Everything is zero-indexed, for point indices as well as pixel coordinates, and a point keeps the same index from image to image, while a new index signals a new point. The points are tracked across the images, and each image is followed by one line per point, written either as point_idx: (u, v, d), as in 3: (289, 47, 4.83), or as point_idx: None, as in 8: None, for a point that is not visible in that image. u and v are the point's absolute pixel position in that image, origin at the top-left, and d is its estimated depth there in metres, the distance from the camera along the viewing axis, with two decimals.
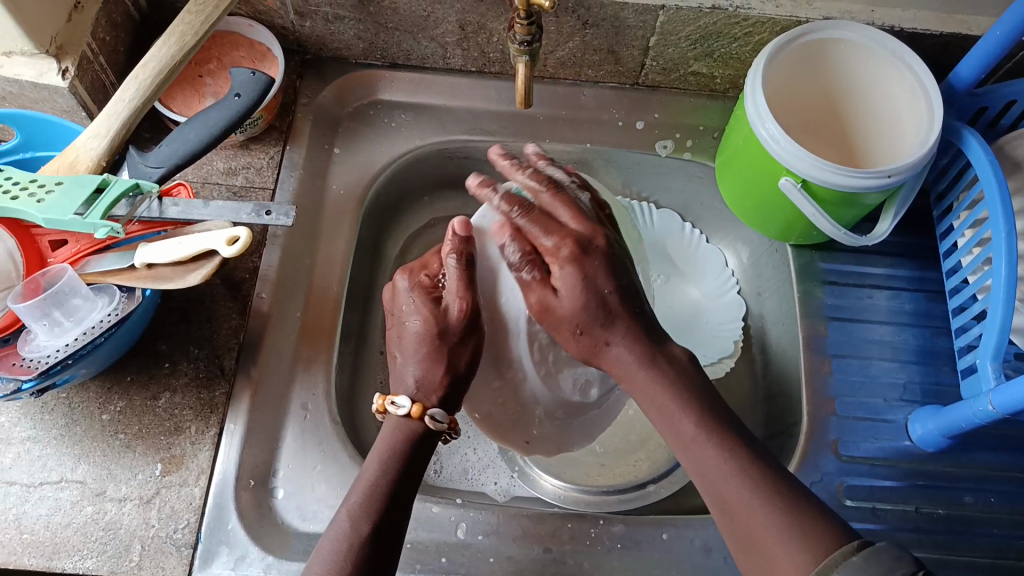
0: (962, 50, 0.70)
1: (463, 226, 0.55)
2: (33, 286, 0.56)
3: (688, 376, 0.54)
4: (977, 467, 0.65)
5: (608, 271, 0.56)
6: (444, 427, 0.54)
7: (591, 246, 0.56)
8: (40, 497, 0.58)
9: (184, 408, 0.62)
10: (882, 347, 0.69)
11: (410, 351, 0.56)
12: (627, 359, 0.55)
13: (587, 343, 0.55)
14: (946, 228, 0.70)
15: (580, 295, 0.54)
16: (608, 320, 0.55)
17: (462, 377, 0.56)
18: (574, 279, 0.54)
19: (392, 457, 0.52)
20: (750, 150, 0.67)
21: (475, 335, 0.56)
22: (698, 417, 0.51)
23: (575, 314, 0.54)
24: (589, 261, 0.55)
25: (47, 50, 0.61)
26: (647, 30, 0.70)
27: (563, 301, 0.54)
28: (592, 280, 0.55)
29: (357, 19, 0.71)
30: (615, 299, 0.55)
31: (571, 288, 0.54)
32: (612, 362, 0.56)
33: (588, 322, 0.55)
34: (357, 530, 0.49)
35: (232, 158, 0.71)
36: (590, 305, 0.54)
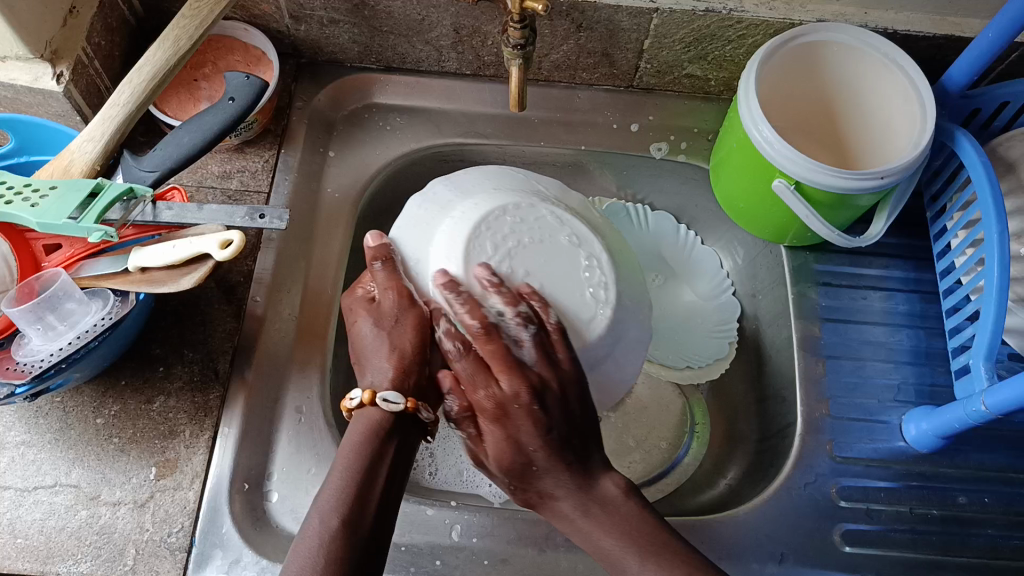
0: (955, 52, 0.70)
1: (375, 239, 0.58)
2: (27, 290, 0.56)
3: (622, 515, 0.51)
4: (971, 467, 0.66)
5: (549, 427, 0.51)
6: (400, 408, 0.51)
7: (547, 390, 0.52)
8: (34, 501, 0.58)
9: (178, 411, 0.62)
10: (877, 348, 0.69)
11: (365, 347, 0.55)
12: (574, 511, 0.51)
13: (535, 497, 0.52)
14: (939, 229, 0.71)
15: (506, 457, 0.51)
16: (534, 479, 0.52)
17: (412, 364, 0.54)
18: (500, 439, 0.51)
19: (356, 448, 0.50)
20: (743, 152, 0.67)
21: (415, 309, 0.55)
22: (617, 483, 0.52)
23: (502, 470, 0.52)
24: (515, 416, 0.51)
25: (42, 55, 0.62)
26: (641, 33, 0.70)
27: (489, 451, 0.52)
28: (518, 443, 0.51)
29: (352, 22, 0.72)
30: (558, 442, 0.51)
31: (498, 448, 0.51)
32: (556, 515, 0.52)
33: (515, 479, 0.52)
34: (328, 525, 0.46)
35: (227, 162, 0.72)
36: (515, 465, 0.51)
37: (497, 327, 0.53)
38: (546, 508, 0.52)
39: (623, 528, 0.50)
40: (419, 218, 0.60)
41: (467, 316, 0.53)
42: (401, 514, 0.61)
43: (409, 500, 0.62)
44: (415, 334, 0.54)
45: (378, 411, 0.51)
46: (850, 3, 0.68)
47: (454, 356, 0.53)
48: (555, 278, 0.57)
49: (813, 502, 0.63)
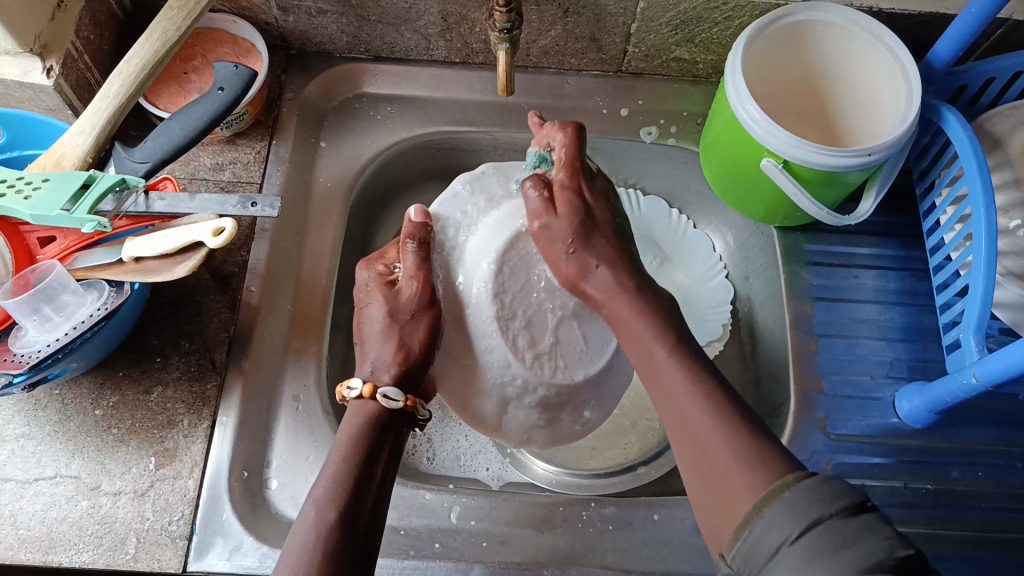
0: (940, 29, 0.71)
1: (420, 216, 0.58)
2: (22, 282, 0.56)
3: (661, 306, 0.55)
4: (963, 442, 0.66)
5: (609, 203, 0.60)
6: (399, 405, 0.53)
7: (581, 175, 0.59)
8: (34, 493, 0.58)
9: (176, 401, 0.62)
10: (869, 326, 0.69)
11: (371, 334, 0.56)
12: (610, 283, 0.55)
13: (577, 262, 0.56)
14: (928, 206, 0.71)
15: (574, 208, 0.57)
16: (592, 235, 0.57)
17: (418, 359, 0.55)
18: (571, 200, 0.58)
19: (353, 442, 0.51)
20: (731, 133, 0.68)
21: (432, 310, 0.55)
22: (669, 342, 0.51)
23: (567, 229, 0.56)
24: (602, 234, 0.58)
25: (31, 49, 0.62)
26: (628, 17, 0.71)
27: (562, 212, 0.57)
28: (586, 203, 0.58)
29: (340, 12, 0.72)
30: (615, 232, 0.59)
31: (566, 197, 0.57)
32: (594, 289, 0.56)
33: (580, 230, 0.57)
34: (322, 518, 0.47)
35: (219, 153, 0.72)
36: (581, 219, 0.57)
37: (578, 154, 0.60)
38: (585, 288, 0.56)
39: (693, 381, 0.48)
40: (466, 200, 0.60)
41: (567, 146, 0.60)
42: (400, 499, 0.62)
43: (409, 485, 0.63)
44: (427, 332, 0.55)
45: (377, 406, 0.52)
46: None
47: (535, 195, 0.57)
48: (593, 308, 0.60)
49: None
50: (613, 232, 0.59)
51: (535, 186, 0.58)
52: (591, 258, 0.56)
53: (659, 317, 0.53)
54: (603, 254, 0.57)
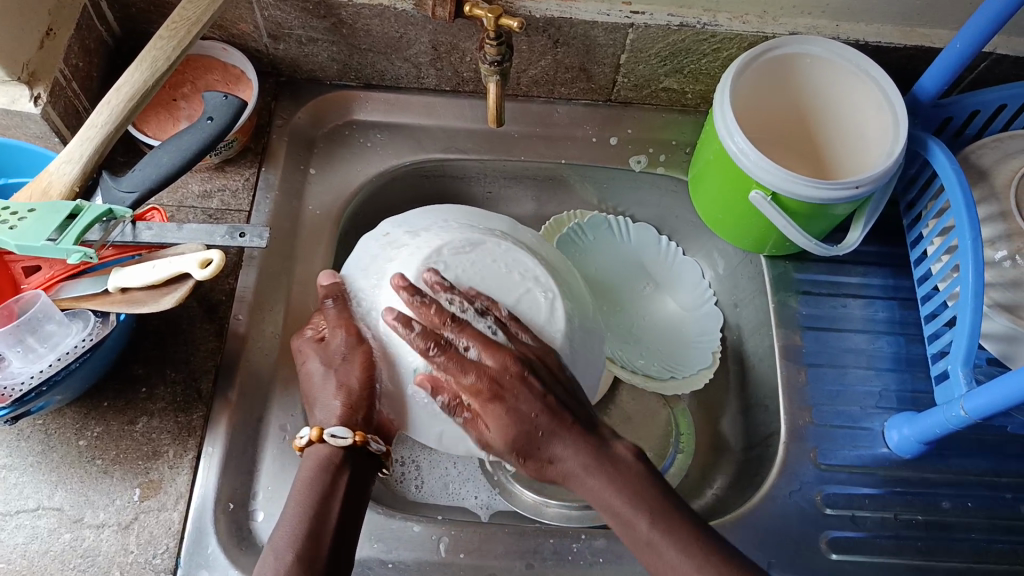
0: (926, 62, 0.72)
1: (330, 278, 0.59)
2: (6, 312, 0.55)
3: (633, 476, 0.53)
4: (953, 472, 0.66)
5: (549, 389, 0.54)
6: (347, 443, 0.52)
7: (508, 383, 0.53)
8: (16, 525, 0.57)
9: (162, 432, 0.61)
10: (857, 355, 0.70)
11: (316, 384, 0.56)
12: (582, 463, 0.53)
13: (535, 463, 0.54)
14: (915, 237, 0.71)
15: (512, 426, 0.53)
16: (542, 444, 0.53)
17: (363, 402, 0.55)
18: (501, 422, 0.53)
19: (303, 490, 0.51)
20: (720, 163, 0.68)
21: (363, 347, 0.56)
22: None
23: (509, 445, 0.53)
24: (510, 386, 0.53)
25: (19, 77, 0.62)
26: (617, 48, 0.71)
27: (494, 438, 0.54)
28: (519, 411, 0.53)
29: (330, 41, 0.72)
30: (555, 405, 0.54)
31: (499, 426, 0.53)
32: (559, 471, 0.54)
33: (524, 449, 0.53)
34: (281, 560, 0.48)
35: (208, 181, 0.72)
36: (520, 435, 0.53)
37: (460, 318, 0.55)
38: (557, 476, 0.54)
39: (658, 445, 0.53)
40: (365, 256, 0.61)
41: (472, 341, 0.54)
42: (387, 531, 0.61)
43: (396, 516, 0.62)
44: (363, 369, 0.55)
45: (326, 448, 0.53)
46: (821, 16, 0.69)
47: (441, 359, 0.53)
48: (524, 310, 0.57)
49: (798, 510, 0.64)
50: (508, 368, 0.53)
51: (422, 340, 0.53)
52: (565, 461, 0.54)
53: (628, 490, 0.52)
54: (495, 416, 0.53)
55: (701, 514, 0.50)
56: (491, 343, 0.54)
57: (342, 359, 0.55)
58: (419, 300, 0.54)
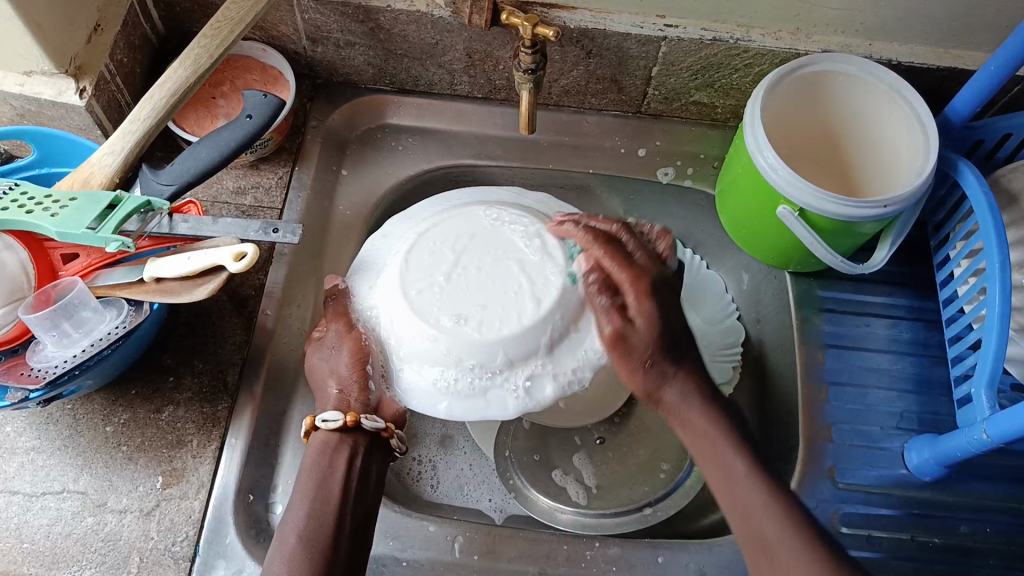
0: (959, 84, 0.72)
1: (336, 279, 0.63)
2: (43, 298, 0.57)
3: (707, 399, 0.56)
4: (972, 497, 0.65)
5: (671, 309, 0.57)
6: (339, 425, 0.56)
7: (635, 289, 0.57)
8: (41, 507, 0.58)
9: (186, 421, 0.62)
10: (879, 375, 0.69)
11: (319, 370, 0.60)
12: (687, 393, 0.56)
13: (654, 377, 0.56)
14: (942, 258, 0.71)
15: (653, 329, 0.56)
16: (674, 356, 0.56)
17: (356, 389, 0.59)
18: (651, 311, 0.56)
19: (308, 473, 0.56)
20: (748, 177, 0.68)
21: (353, 333, 0.60)
22: (702, 405, 0.55)
23: (648, 342, 0.55)
24: (635, 291, 0.57)
25: (65, 70, 0.64)
26: (650, 60, 0.72)
27: (641, 327, 0.56)
28: (659, 317, 0.56)
29: (367, 45, 0.74)
30: (641, 347, 0.56)
31: (644, 324, 0.56)
32: (669, 398, 0.56)
33: (652, 356, 0.55)
34: (288, 543, 0.52)
35: (242, 177, 0.73)
36: (652, 337, 0.56)
37: (611, 238, 0.60)
38: (662, 394, 0.56)
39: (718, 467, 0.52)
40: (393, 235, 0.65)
41: (603, 257, 0.58)
42: (403, 529, 0.62)
43: (412, 515, 0.62)
44: (352, 354, 0.59)
45: (322, 433, 0.57)
46: (855, 34, 0.69)
47: (595, 290, 0.58)
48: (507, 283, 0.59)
49: None
50: (643, 289, 0.57)
51: (595, 283, 0.58)
52: (659, 382, 0.56)
53: (721, 434, 0.54)
54: (648, 310, 0.56)
55: (742, 498, 0.52)
56: (620, 263, 0.58)
57: (337, 345, 0.60)
58: (582, 230, 0.60)
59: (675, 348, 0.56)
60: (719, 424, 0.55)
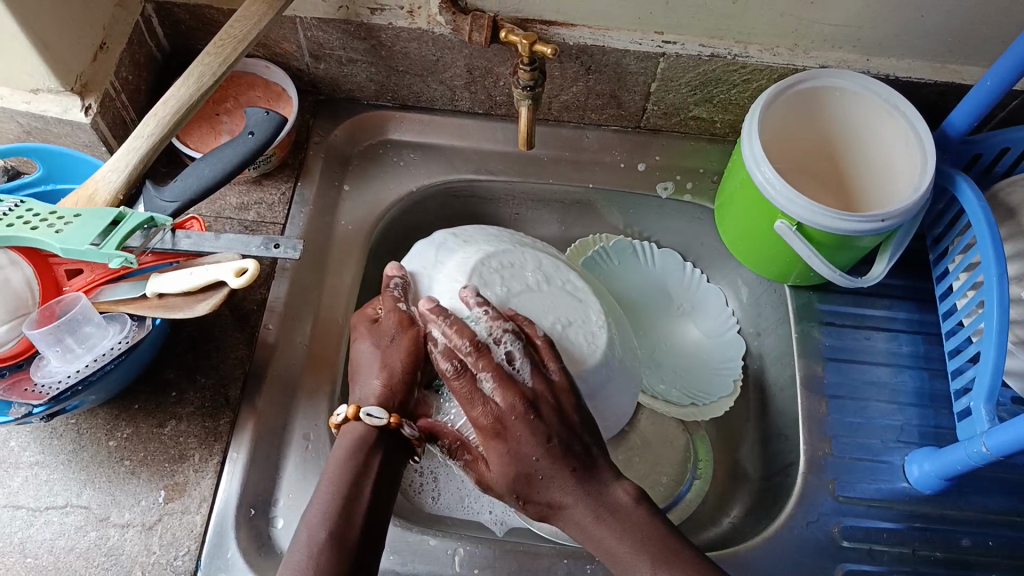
0: (957, 98, 0.72)
1: (396, 270, 0.62)
2: (48, 313, 0.57)
3: (637, 527, 0.52)
4: (975, 511, 0.65)
5: (558, 425, 0.54)
6: (382, 423, 0.54)
7: (540, 403, 0.54)
8: (44, 521, 0.59)
9: (189, 436, 0.63)
10: (879, 389, 0.69)
11: (365, 368, 0.58)
12: (585, 520, 0.53)
13: (529, 507, 0.54)
14: (942, 272, 0.71)
15: (529, 429, 0.52)
16: (540, 485, 0.53)
17: (398, 384, 0.57)
18: (502, 453, 0.52)
19: (343, 465, 0.53)
20: (746, 193, 0.69)
21: (413, 330, 0.58)
22: (641, 546, 0.51)
23: (507, 484, 0.53)
24: (514, 428, 0.52)
25: (71, 88, 0.64)
26: (649, 76, 0.73)
27: (496, 460, 0.53)
28: (524, 446, 0.52)
29: (369, 62, 0.74)
30: (560, 447, 0.53)
31: (488, 424, 0.52)
32: (544, 496, 0.53)
33: (520, 488, 0.53)
34: (315, 538, 0.50)
35: (245, 193, 0.74)
36: (518, 475, 0.52)
37: (486, 345, 0.55)
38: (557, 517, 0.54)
39: (639, 534, 0.52)
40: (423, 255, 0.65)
41: (524, 375, 0.55)
42: (403, 544, 0.62)
43: (413, 530, 0.62)
44: (409, 352, 0.57)
45: (362, 426, 0.54)
46: (852, 50, 0.70)
47: (453, 375, 0.53)
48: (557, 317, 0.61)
49: (815, 543, 0.63)
50: (552, 408, 0.54)
51: (444, 359, 0.55)
52: (549, 491, 0.53)
53: (635, 534, 0.52)
54: (530, 432, 0.52)
55: None
56: (518, 390, 0.53)
57: (390, 342, 0.58)
58: (443, 349, 0.55)
59: (589, 469, 0.54)
60: (663, 531, 0.52)
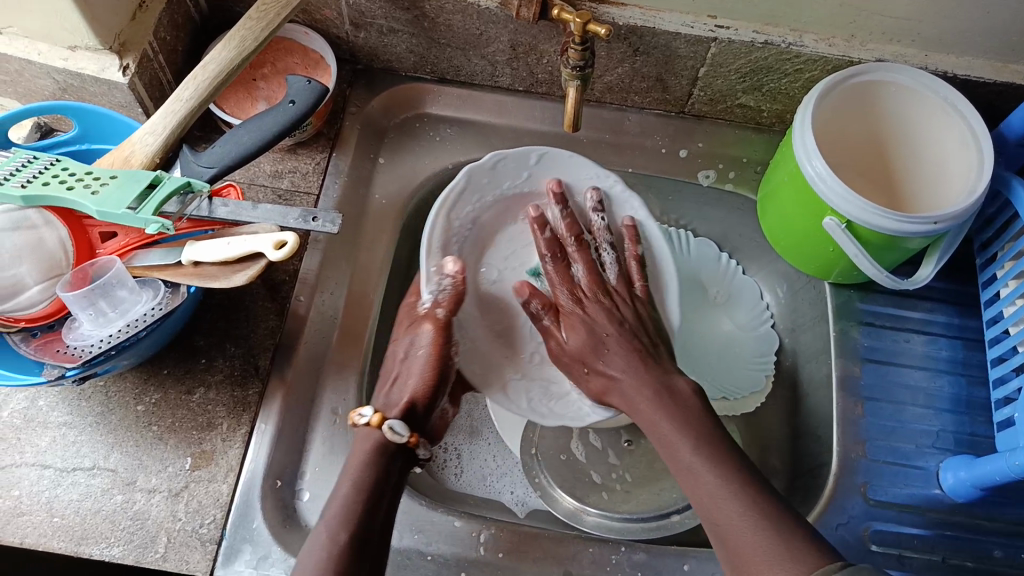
0: (1016, 99, 0.70)
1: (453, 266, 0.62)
2: (81, 275, 0.57)
3: (686, 406, 0.59)
4: (1008, 522, 0.64)
5: (625, 307, 0.65)
6: (404, 439, 0.56)
7: (614, 294, 0.66)
8: (71, 482, 0.58)
9: (217, 404, 0.62)
10: (915, 393, 0.68)
11: (404, 364, 0.62)
12: (632, 394, 0.60)
13: (596, 377, 0.63)
14: (988, 277, 0.69)
15: (587, 338, 0.63)
16: (603, 354, 0.63)
17: (422, 400, 0.61)
18: (586, 338, 0.64)
19: (361, 471, 0.54)
20: (794, 186, 0.67)
21: (437, 322, 0.62)
22: (693, 442, 0.56)
23: (581, 352, 0.63)
24: (582, 305, 0.65)
25: (110, 47, 0.63)
26: (698, 61, 0.71)
27: (570, 343, 0.64)
28: (592, 324, 0.64)
29: (411, 32, 0.73)
30: (630, 329, 0.63)
31: (580, 334, 0.64)
32: (617, 401, 0.61)
33: (588, 357, 0.63)
34: (335, 539, 0.50)
35: (280, 161, 0.73)
36: (588, 343, 0.63)
37: (585, 237, 0.67)
38: (612, 393, 0.62)
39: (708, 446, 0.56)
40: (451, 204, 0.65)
41: (582, 271, 0.66)
42: (429, 524, 0.61)
43: (438, 509, 0.62)
44: (428, 371, 0.61)
45: (383, 436, 0.56)
46: (911, 44, 0.68)
47: (565, 230, 0.66)
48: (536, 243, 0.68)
49: (843, 545, 0.63)
50: (587, 259, 0.66)
51: (564, 229, 0.66)
52: (647, 381, 0.60)
53: (678, 417, 0.58)
54: (580, 332, 0.64)
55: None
56: (592, 280, 0.66)
57: (416, 346, 0.62)
58: (547, 239, 0.66)
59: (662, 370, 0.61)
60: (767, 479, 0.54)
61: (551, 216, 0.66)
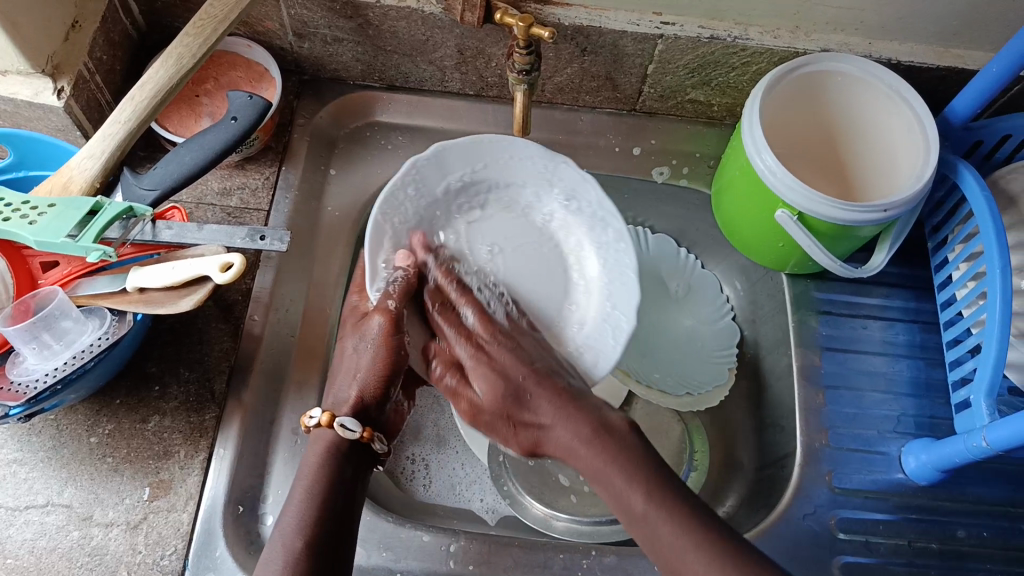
0: (959, 83, 0.71)
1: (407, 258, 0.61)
2: (22, 308, 0.55)
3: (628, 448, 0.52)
4: (970, 502, 0.65)
5: (517, 358, 0.57)
6: (355, 436, 0.54)
7: (481, 341, 0.59)
8: (24, 521, 0.57)
9: (174, 432, 0.61)
10: (875, 379, 0.69)
11: (346, 367, 0.58)
12: (569, 440, 0.53)
13: (524, 432, 0.55)
14: (941, 261, 0.70)
15: (494, 390, 0.56)
16: (529, 404, 0.55)
17: (374, 393, 0.56)
18: (490, 377, 0.57)
19: (315, 478, 0.52)
20: (746, 180, 0.67)
21: (388, 313, 0.58)
22: (645, 492, 0.49)
23: (496, 403, 0.56)
24: (494, 349, 0.58)
25: (42, 69, 0.61)
26: (645, 58, 0.70)
27: (483, 399, 0.56)
28: (504, 371, 0.57)
29: (356, 41, 0.72)
30: (543, 368, 0.57)
31: (487, 390, 0.56)
32: (552, 451, 0.55)
33: (512, 411, 0.55)
34: (290, 545, 0.48)
35: (227, 178, 0.71)
36: (506, 394, 0.56)
37: (467, 287, 0.62)
38: (545, 444, 0.55)
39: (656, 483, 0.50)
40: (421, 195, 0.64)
41: (473, 316, 0.60)
42: (397, 540, 0.60)
43: (405, 525, 0.61)
44: (381, 353, 0.57)
45: (334, 433, 0.54)
46: (854, 33, 0.68)
47: (445, 360, 0.60)
48: (514, 252, 0.67)
49: (812, 535, 0.63)
50: (473, 352, 0.58)
51: (480, 328, 0.60)
52: (590, 444, 0.52)
53: (633, 475, 0.50)
54: (488, 377, 0.57)
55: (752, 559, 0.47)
56: (485, 323, 0.60)
57: (366, 340, 0.58)
58: (440, 315, 0.60)
59: (576, 392, 0.56)
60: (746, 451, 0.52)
61: (430, 268, 0.62)
